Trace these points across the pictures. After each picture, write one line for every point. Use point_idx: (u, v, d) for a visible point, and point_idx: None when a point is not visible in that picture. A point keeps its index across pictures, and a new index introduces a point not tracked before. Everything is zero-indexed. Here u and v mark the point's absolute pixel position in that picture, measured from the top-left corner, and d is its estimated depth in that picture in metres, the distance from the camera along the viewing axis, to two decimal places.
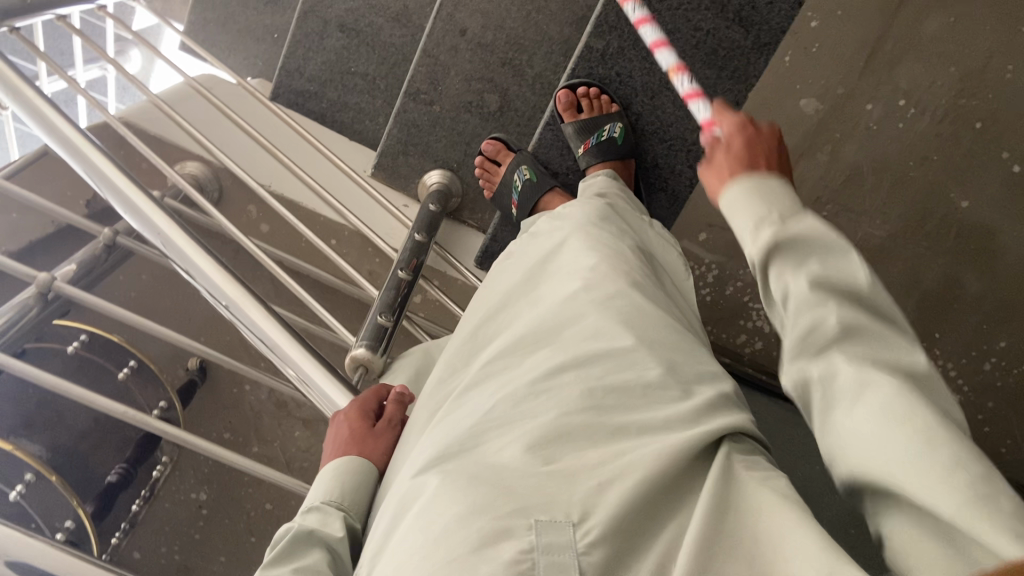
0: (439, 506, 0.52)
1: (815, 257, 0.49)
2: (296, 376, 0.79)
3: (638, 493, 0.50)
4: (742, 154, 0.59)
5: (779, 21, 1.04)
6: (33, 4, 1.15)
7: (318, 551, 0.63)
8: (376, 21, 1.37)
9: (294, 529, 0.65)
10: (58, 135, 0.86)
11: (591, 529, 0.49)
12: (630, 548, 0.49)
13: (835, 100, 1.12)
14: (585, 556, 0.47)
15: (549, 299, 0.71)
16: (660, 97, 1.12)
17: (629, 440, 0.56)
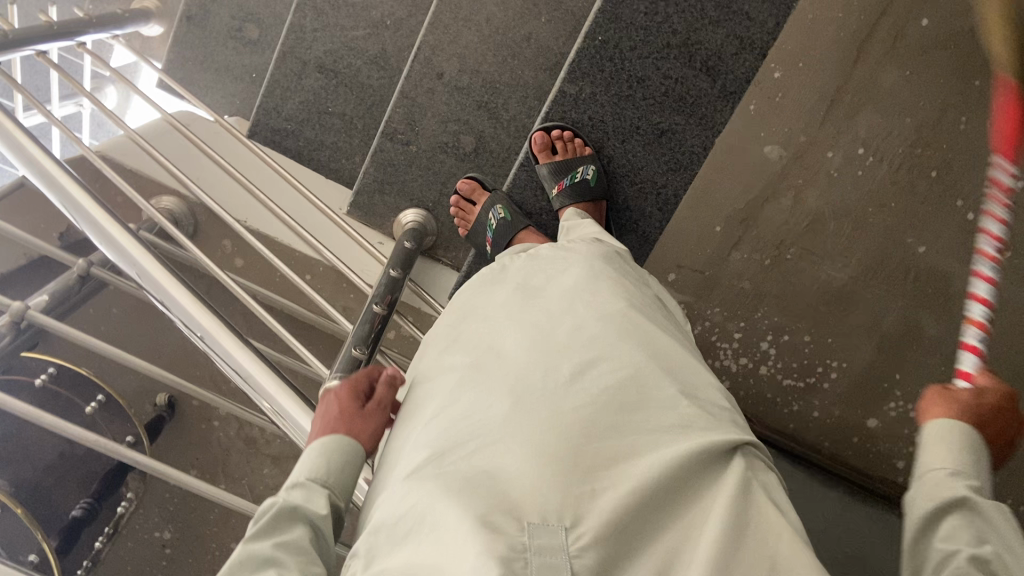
0: (437, 501, 0.61)
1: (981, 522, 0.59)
2: (270, 408, 0.79)
3: (633, 506, 0.60)
4: (969, 406, 0.68)
5: (744, 72, 1.10)
6: (13, 38, 1.17)
7: (302, 528, 0.69)
8: (354, 63, 1.40)
9: (279, 504, 0.70)
10: (37, 168, 0.87)
11: (582, 535, 0.58)
12: (620, 552, 0.59)
13: (798, 147, 1.14)
14: (576, 559, 0.56)
15: (538, 314, 0.80)
16: (631, 142, 1.16)
17: (628, 450, 0.65)
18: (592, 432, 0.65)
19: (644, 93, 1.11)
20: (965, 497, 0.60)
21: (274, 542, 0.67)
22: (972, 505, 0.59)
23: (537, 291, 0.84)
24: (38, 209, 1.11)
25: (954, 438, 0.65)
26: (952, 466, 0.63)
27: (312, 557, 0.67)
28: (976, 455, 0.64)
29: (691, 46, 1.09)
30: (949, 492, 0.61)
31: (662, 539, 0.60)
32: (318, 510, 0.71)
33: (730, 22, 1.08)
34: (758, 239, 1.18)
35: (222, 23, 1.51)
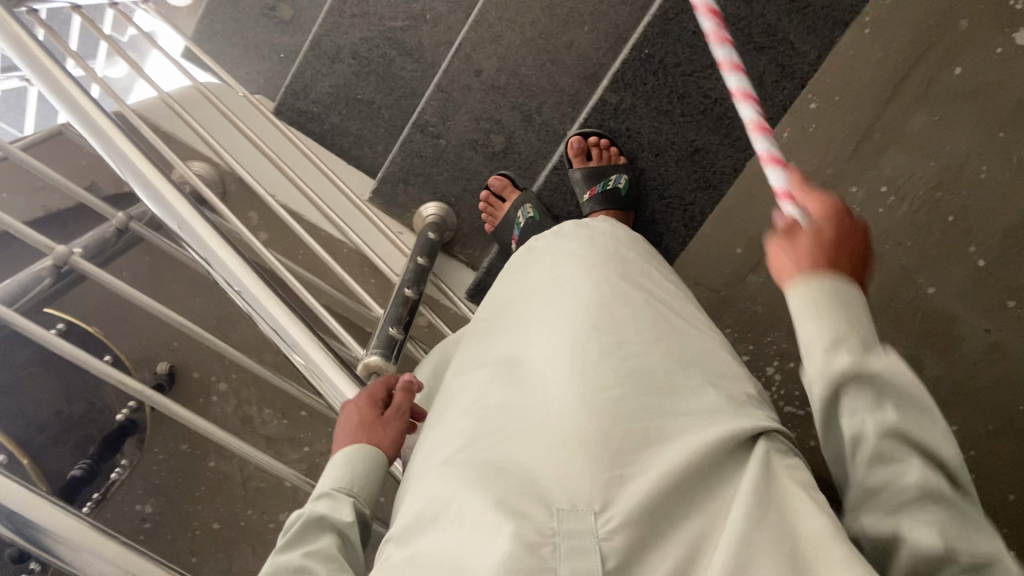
0: (467, 494, 0.60)
1: (891, 398, 0.49)
2: (303, 363, 0.79)
3: (664, 487, 0.57)
4: (828, 249, 0.54)
5: (779, 100, 1.14)
6: None
7: (328, 536, 0.69)
8: (388, 54, 1.40)
9: (305, 515, 0.70)
10: (84, 117, 0.89)
11: (613, 517, 0.55)
12: (652, 534, 0.56)
13: (826, 178, 1.19)
14: (606, 542, 0.54)
15: (563, 306, 0.79)
16: (664, 156, 1.19)
17: (660, 433, 0.62)
18: (618, 416, 0.63)
19: (683, 110, 1.13)
20: (854, 371, 0.49)
21: (303, 550, 0.67)
22: (866, 375, 0.49)
23: (561, 283, 0.83)
24: (67, 160, 1.10)
25: (847, 305, 0.52)
26: (829, 334, 0.51)
27: (342, 563, 0.67)
28: (848, 309, 0.52)
29: None
30: (834, 370, 0.50)
31: (699, 520, 0.57)
32: (343, 519, 0.71)
33: (774, 50, 1.10)
34: None
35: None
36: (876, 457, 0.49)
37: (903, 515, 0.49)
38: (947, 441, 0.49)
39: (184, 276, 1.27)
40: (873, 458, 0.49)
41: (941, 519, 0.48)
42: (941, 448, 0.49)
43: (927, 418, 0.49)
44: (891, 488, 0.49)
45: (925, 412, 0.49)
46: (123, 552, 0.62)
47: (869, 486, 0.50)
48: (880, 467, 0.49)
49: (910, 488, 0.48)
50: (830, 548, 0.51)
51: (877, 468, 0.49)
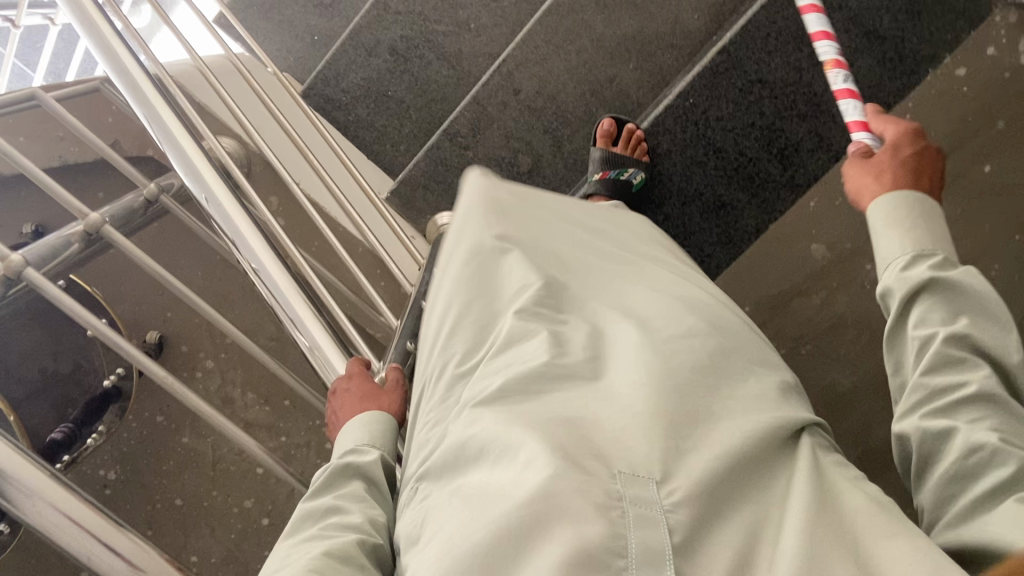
0: (519, 444, 0.57)
1: (962, 306, 0.63)
2: (307, 344, 0.84)
3: (724, 465, 0.55)
4: (907, 173, 0.76)
5: (814, 168, 1.12)
6: None
7: (356, 482, 0.76)
8: (426, 56, 1.39)
9: (331, 464, 0.76)
10: (128, 81, 0.91)
11: (674, 490, 0.53)
12: (711, 509, 0.53)
13: (842, 253, 1.14)
14: (672, 514, 0.51)
15: (602, 282, 0.77)
16: (690, 206, 1.20)
17: (711, 411, 0.60)
18: (669, 385, 0.60)
19: (717, 164, 1.15)
20: (927, 281, 0.64)
21: (332, 494, 0.74)
22: (938, 282, 0.64)
23: (597, 257, 0.81)
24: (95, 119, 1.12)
25: (921, 203, 0.71)
26: (911, 235, 0.69)
27: (369, 500, 0.74)
28: (929, 216, 0.70)
29: (773, 131, 1.11)
30: (914, 280, 0.64)
31: (749, 508, 0.54)
32: (370, 458, 0.78)
33: (816, 119, 1.10)
34: (781, 330, 1.18)
35: None
36: (942, 356, 0.60)
37: (962, 411, 0.58)
38: (1004, 334, 0.61)
39: (184, 252, 1.25)
40: (944, 352, 0.60)
41: (999, 416, 0.58)
42: (1001, 352, 0.60)
43: (991, 318, 0.62)
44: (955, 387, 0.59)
45: (990, 314, 0.62)
46: (135, 550, 0.61)
47: (932, 386, 0.60)
48: (949, 368, 0.60)
49: (969, 390, 0.58)
50: (893, 542, 0.51)
51: (945, 366, 0.60)
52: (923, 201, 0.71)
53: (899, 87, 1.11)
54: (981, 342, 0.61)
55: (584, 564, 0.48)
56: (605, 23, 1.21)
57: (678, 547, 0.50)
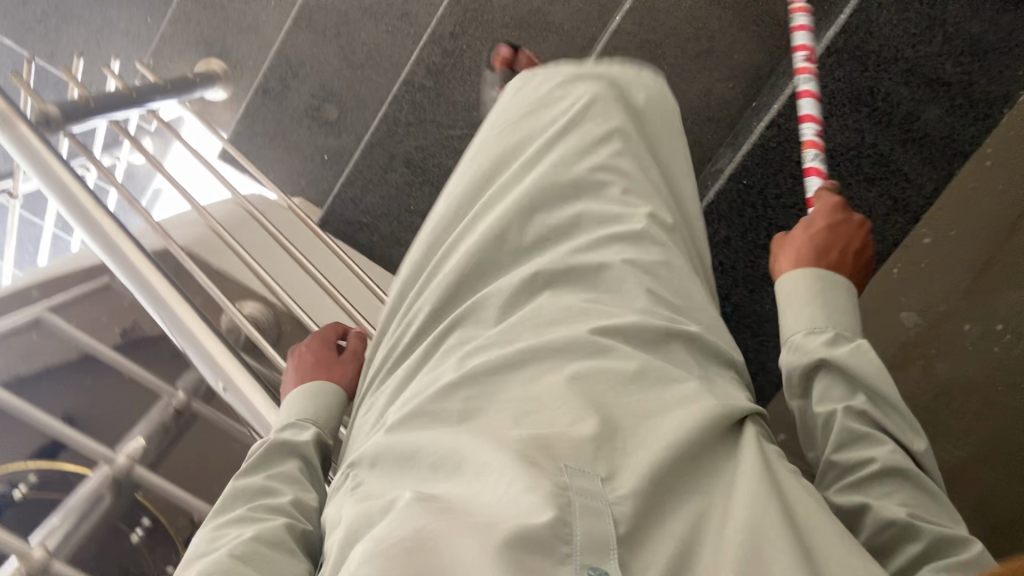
0: (458, 460, 0.51)
1: (863, 389, 0.61)
2: None
3: (667, 459, 0.49)
4: (820, 244, 0.70)
5: (893, 234, 1.06)
6: (95, 107, 1.05)
7: (294, 460, 0.72)
8: (445, 163, 1.29)
9: (269, 441, 0.71)
10: (144, 284, 0.83)
11: (620, 485, 0.48)
12: (655, 510, 0.47)
13: (935, 316, 1.01)
14: (616, 506, 0.46)
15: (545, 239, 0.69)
16: (760, 292, 1.06)
17: (640, 387, 0.55)
18: (612, 382, 0.55)
19: None
20: (820, 362, 0.62)
21: (266, 472, 0.69)
22: (831, 361, 0.61)
23: (530, 221, 0.71)
24: (91, 320, 1.12)
25: (835, 285, 0.66)
26: (811, 322, 0.65)
27: (305, 484, 0.70)
28: (831, 293, 0.66)
29: (842, 202, 1.02)
30: (809, 357, 0.62)
31: (698, 500, 0.49)
32: (305, 439, 0.74)
33: (886, 182, 1.01)
34: None
35: (302, 100, 1.39)
36: (845, 436, 0.59)
37: (875, 490, 0.57)
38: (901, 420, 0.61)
39: None
40: (841, 435, 0.60)
41: (917, 500, 0.57)
42: (909, 442, 0.60)
43: (891, 406, 0.60)
44: (860, 470, 0.58)
45: (891, 402, 0.60)
46: None
47: (845, 474, 0.59)
48: (851, 447, 0.59)
49: (876, 469, 0.57)
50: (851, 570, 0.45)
51: (846, 451, 0.59)
52: (829, 276, 0.67)
53: (975, 134, 1.00)
54: (883, 417, 0.60)
55: (523, 548, 0.42)
56: None
57: (623, 538, 0.45)
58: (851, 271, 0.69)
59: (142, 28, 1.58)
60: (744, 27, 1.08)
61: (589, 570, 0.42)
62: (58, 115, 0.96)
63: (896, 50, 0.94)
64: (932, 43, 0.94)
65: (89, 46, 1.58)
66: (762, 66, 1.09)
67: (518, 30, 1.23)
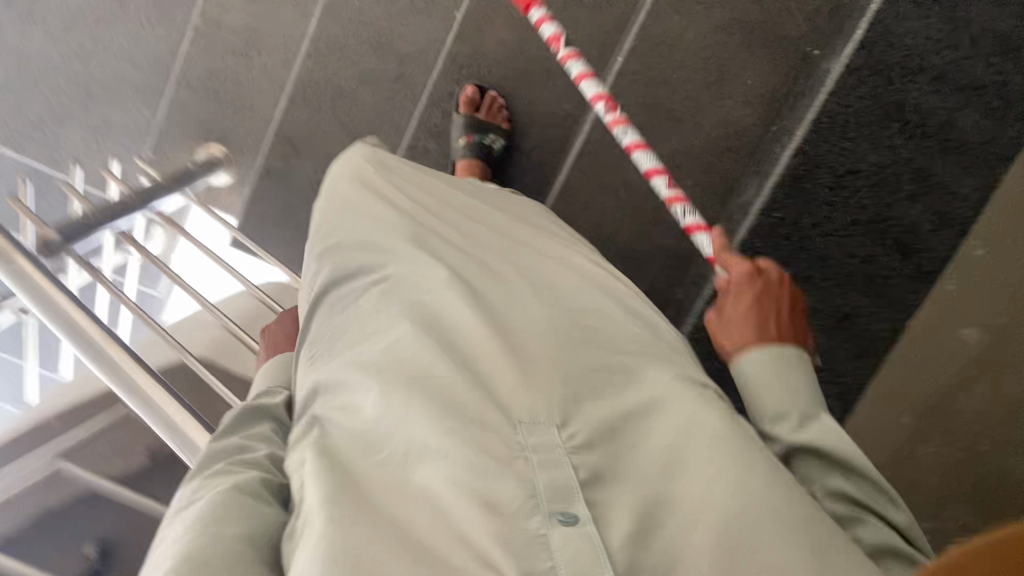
0: (423, 418, 0.56)
1: (839, 468, 0.61)
2: None
3: (614, 418, 0.58)
4: (754, 316, 0.71)
5: (942, 249, 0.96)
6: (96, 223, 1.03)
7: (267, 424, 0.71)
8: None
9: (241, 407, 0.70)
10: (137, 397, 0.76)
11: (577, 437, 0.56)
12: (609, 461, 0.56)
13: (1000, 328, 0.93)
14: (575, 456, 0.55)
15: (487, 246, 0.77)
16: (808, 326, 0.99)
17: (609, 361, 0.64)
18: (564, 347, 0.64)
19: (826, 274, 0.98)
20: (791, 444, 0.62)
21: (242, 433, 0.67)
22: (800, 441, 0.62)
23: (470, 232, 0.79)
24: (101, 460, 1.01)
25: (784, 356, 0.67)
26: (772, 399, 0.65)
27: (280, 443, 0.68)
28: (780, 369, 0.66)
29: (882, 222, 0.95)
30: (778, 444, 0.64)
31: (658, 445, 0.57)
32: (275, 404, 0.74)
33: (928, 196, 0.94)
34: (947, 432, 0.94)
35: (304, 176, 1.36)
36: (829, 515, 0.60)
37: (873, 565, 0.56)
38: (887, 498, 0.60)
39: None
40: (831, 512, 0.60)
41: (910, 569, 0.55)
42: (890, 514, 0.59)
43: (870, 481, 0.60)
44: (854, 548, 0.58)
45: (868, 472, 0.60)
46: None
47: None
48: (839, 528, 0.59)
49: (865, 543, 0.57)
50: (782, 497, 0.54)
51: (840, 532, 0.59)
52: (776, 348, 0.67)
53: (1016, 134, 0.92)
54: (861, 495, 0.60)
55: (490, 513, 0.49)
56: (647, 146, 1.07)
57: (584, 483, 0.53)
58: (793, 337, 0.69)
59: (138, 119, 1.54)
60: (752, 48, 1.04)
61: (557, 515, 0.50)
62: (62, 239, 0.94)
63: (921, 58, 0.90)
64: (961, 46, 0.90)
65: (88, 146, 1.58)
66: (781, 88, 1.03)
67: (520, 80, 1.20)
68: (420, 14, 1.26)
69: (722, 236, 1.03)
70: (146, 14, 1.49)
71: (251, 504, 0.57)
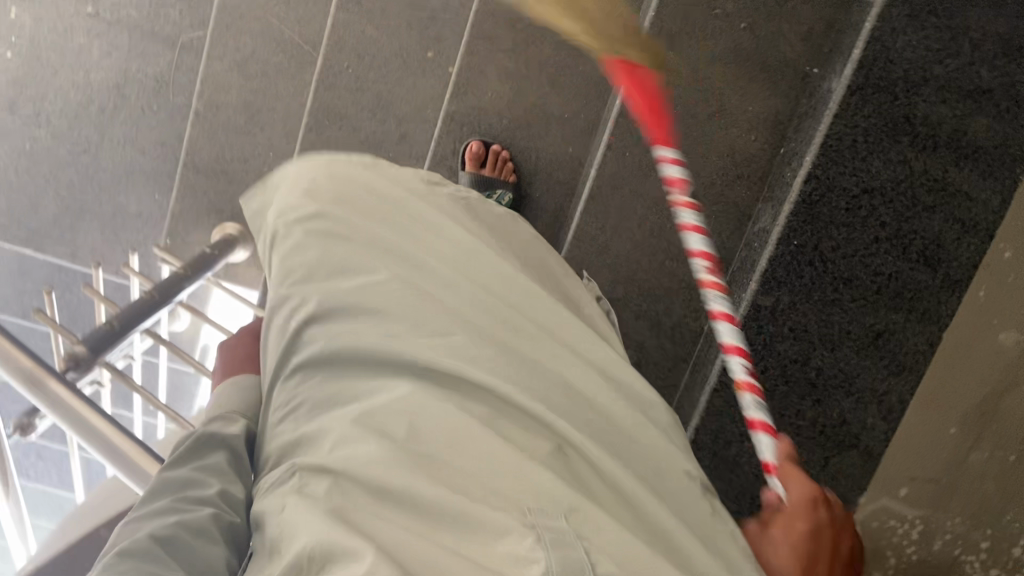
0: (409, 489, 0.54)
1: None
2: None
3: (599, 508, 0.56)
4: (804, 548, 0.62)
5: (969, 256, 0.94)
6: (121, 327, 1.04)
7: (221, 454, 0.68)
8: None
9: (198, 433, 0.68)
10: None
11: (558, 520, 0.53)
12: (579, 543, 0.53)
13: None
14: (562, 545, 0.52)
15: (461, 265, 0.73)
16: (841, 349, 0.97)
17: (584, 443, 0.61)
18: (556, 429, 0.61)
19: (853, 294, 0.96)
20: None
21: (194, 465, 0.65)
22: None
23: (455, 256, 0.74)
24: None
25: None
26: None
27: (234, 477, 0.66)
28: None
29: (904, 236, 0.94)
30: None
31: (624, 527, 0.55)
32: (233, 434, 0.70)
33: (948, 205, 0.93)
34: (1000, 438, 0.97)
35: None
36: None
37: None
38: None
39: None
40: None
41: None
42: None
43: None
44: None
45: None
46: None
47: None
48: None
49: None
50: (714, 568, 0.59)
51: None
52: None
53: None
54: None
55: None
56: (654, 185, 1.08)
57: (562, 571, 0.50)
58: None
59: (152, 207, 1.58)
60: (754, 76, 1.03)
61: None
62: (86, 351, 0.96)
63: (924, 69, 0.90)
64: (961, 52, 0.90)
65: (106, 238, 1.60)
66: (786, 113, 1.04)
67: (521, 129, 1.19)
68: (414, 73, 1.28)
69: (745, 265, 1.04)
70: (150, 101, 1.52)
71: (196, 548, 0.58)
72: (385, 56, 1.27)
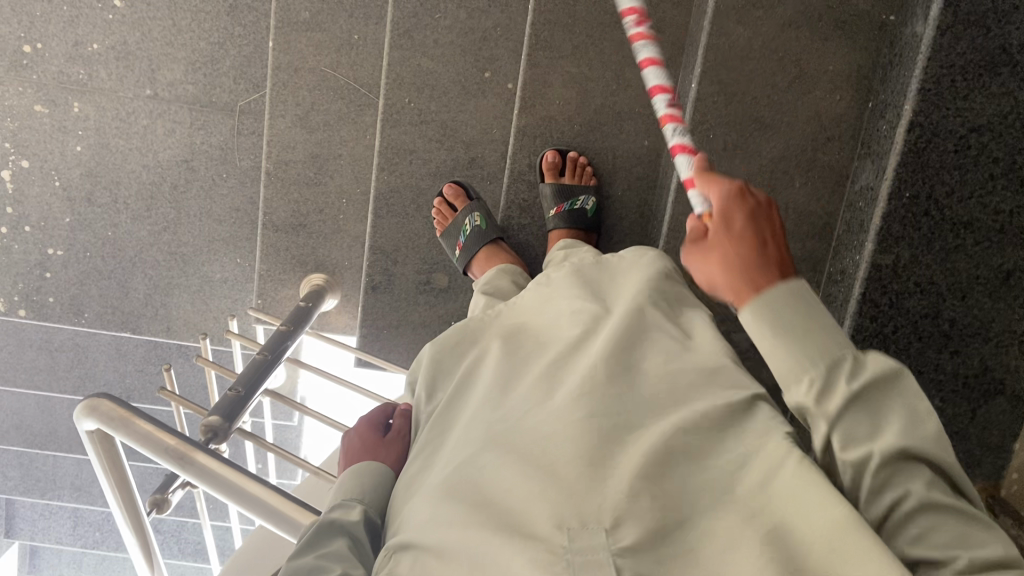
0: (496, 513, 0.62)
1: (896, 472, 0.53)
2: None
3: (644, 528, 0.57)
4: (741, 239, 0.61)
5: None
6: (246, 393, 1.06)
7: (343, 538, 0.71)
8: None
9: (318, 519, 0.72)
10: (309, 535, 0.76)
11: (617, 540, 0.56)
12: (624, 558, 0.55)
13: None
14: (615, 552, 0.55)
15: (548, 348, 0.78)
16: (973, 295, 0.95)
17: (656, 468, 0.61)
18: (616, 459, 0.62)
19: (976, 238, 0.93)
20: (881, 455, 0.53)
21: (315, 553, 0.67)
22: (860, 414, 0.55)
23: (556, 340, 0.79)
24: None
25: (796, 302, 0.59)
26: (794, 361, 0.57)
27: (355, 561, 0.68)
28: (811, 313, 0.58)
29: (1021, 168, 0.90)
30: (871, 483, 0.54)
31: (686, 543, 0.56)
32: (352, 519, 0.74)
33: None
34: None
35: (408, 280, 1.36)
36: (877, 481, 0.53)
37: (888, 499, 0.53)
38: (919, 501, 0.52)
39: None
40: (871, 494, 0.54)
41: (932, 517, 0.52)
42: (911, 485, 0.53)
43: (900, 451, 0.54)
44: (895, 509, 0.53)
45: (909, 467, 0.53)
46: None
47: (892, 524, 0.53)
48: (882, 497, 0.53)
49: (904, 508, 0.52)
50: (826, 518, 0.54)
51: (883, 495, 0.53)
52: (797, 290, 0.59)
53: None
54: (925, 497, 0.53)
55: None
56: (744, 162, 1.05)
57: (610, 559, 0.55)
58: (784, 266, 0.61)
59: (236, 271, 1.62)
60: (828, 36, 1.01)
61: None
62: (221, 420, 0.98)
63: None
64: None
65: (199, 308, 1.65)
66: (867, 66, 1.02)
67: (594, 131, 1.18)
68: (474, 97, 1.28)
69: (852, 226, 1.02)
70: (219, 170, 1.56)
71: None
72: (444, 84, 1.27)
